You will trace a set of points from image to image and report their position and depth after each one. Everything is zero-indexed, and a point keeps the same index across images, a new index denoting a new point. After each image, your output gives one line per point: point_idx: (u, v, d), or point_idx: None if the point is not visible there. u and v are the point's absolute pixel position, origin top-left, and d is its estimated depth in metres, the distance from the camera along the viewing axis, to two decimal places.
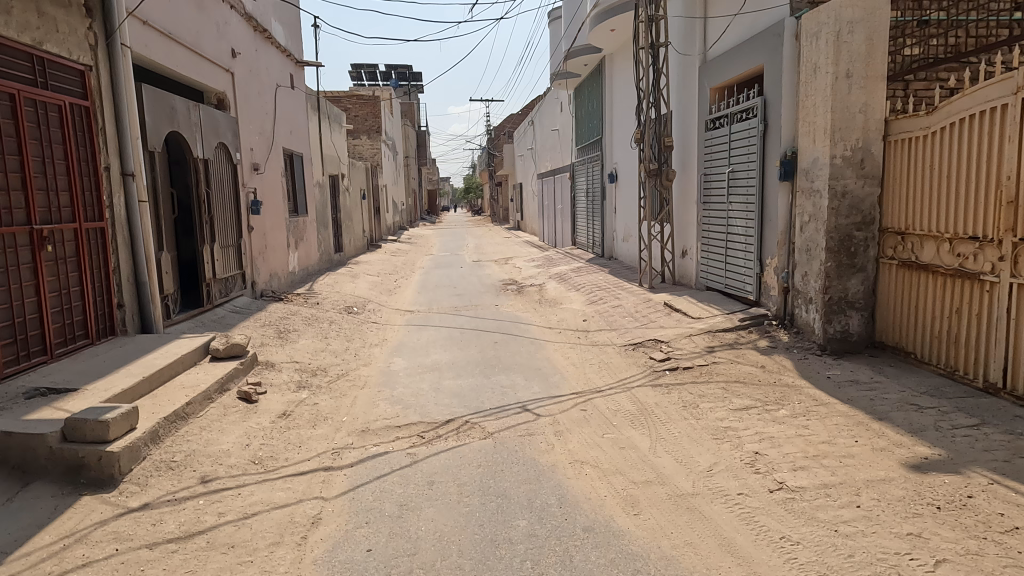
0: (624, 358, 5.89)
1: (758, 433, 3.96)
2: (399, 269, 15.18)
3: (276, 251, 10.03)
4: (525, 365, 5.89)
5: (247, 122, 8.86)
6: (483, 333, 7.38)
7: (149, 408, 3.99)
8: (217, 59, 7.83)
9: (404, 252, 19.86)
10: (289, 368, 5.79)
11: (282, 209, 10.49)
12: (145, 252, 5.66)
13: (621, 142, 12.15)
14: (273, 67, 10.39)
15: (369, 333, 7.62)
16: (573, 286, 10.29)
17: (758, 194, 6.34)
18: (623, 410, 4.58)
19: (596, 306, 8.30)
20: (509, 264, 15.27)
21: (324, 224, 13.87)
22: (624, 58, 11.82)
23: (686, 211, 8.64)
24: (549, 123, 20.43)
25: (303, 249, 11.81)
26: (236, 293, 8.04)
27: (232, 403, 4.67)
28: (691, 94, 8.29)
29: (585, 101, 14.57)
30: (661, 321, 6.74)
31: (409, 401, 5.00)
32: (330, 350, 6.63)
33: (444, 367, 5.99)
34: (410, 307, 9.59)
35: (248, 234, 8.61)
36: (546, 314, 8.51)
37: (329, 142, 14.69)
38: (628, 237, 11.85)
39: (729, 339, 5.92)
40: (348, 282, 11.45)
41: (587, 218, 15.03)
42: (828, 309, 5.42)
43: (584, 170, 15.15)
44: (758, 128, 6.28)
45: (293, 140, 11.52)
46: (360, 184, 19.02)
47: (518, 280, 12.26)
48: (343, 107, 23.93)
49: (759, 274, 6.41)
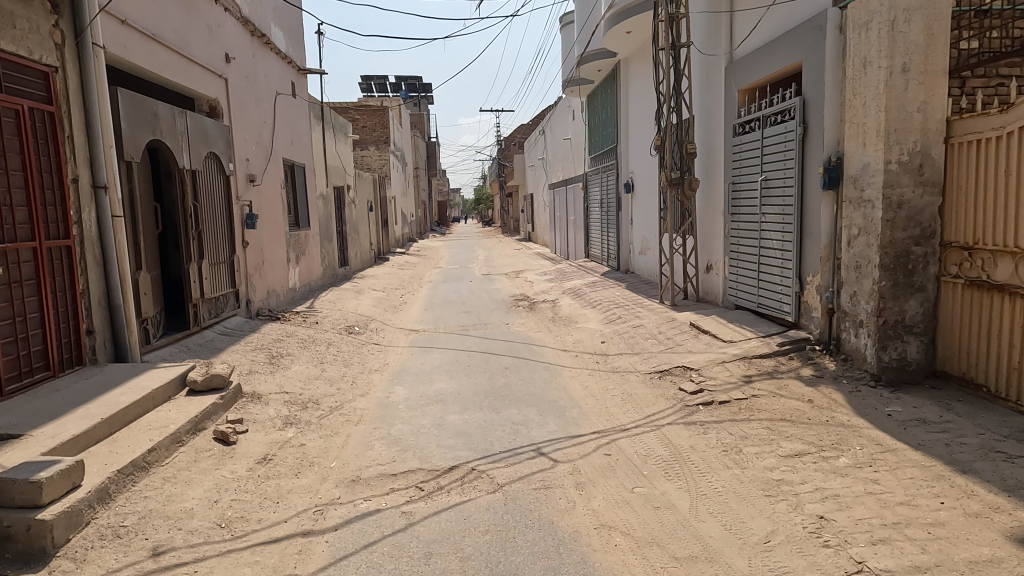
0: (649, 388, 5.26)
1: (819, 490, 3.32)
2: (406, 283, 14.63)
3: (274, 267, 9.51)
4: (539, 397, 5.28)
5: (243, 132, 8.38)
6: (493, 357, 6.78)
7: (102, 458, 3.43)
8: (208, 64, 7.37)
9: (412, 264, 19.34)
10: (277, 401, 5.22)
11: (281, 223, 9.97)
12: (118, 272, 5.13)
13: (637, 151, 11.57)
14: (272, 74, 9.93)
15: (369, 357, 7.04)
16: (589, 303, 9.68)
17: (797, 204, 5.71)
18: (654, 455, 3.95)
19: (615, 326, 7.67)
20: (520, 278, 14.68)
21: (328, 237, 13.36)
22: (641, 62, 11.25)
23: (711, 223, 8.03)
24: (560, 132, 19.85)
25: (305, 264, 11.29)
26: (227, 313, 7.49)
27: (205, 446, 4.09)
28: (716, 97, 7.68)
29: (599, 108, 14.01)
30: (688, 345, 6.11)
31: (407, 442, 4.40)
32: (325, 378, 6.06)
33: (449, 398, 5.40)
34: (416, 327, 9.00)
35: (242, 249, 8.09)
36: (560, 335, 7.90)
37: (334, 153, 14.23)
38: (646, 251, 11.24)
39: (768, 367, 5.27)
40: (351, 299, 10.91)
41: (601, 230, 14.44)
42: (882, 334, 4.77)
43: (598, 180, 14.54)
44: (796, 131, 5.66)
45: (294, 150, 11.05)
46: (367, 196, 18.56)
47: (530, 295, 11.66)
48: (351, 118, 23.54)
49: (799, 294, 5.77)
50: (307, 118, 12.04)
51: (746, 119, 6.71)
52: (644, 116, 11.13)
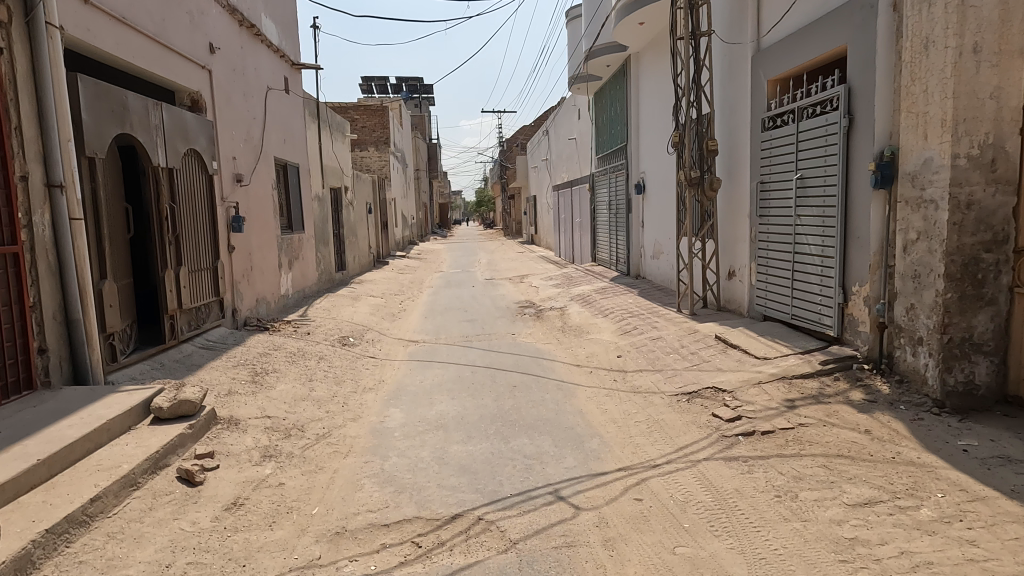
0: (677, 414, 4.65)
1: (907, 555, 2.69)
2: (405, 289, 14.03)
3: (265, 273, 8.92)
4: (552, 424, 4.67)
5: (229, 128, 7.80)
6: (499, 374, 6.17)
7: (31, 513, 2.82)
8: (189, 54, 6.80)
9: (412, 268, 18.74)
10: (257, 428, 4.62)
11: (272, 226, 9.37)
12: (77, 283, 4.53)
13: (650, 150, 10.99)
14: (263, 68, 9.36)
15: (364, 373, 6.43)
16: (600, 311, 9.07)
17: (840, 205, 5.10)
18: (694, 501, 3.33)
19: (631, 338, 7.06)
20: (525, 283, 14.08)
21: (324, 241, 12.78)
22: (653, 56, 10.69)
23: (734, 226, 7.44)
24: (566, 132, 19.29)
25: (298, 269, 10.69)
26: (210, 324, 6.89)
27: (165, 489, 3.47)
28: (740, 90, 7.08)
29: (607, 106, 13.45)
30: (717, 362, 5.48)
31: (403, 480, 3.79)
32: (312, 399, 5.44)
33: (451, 424, 4.78)
34: (415, 337, 8.40)
35: (228, 255, 7.49)
36: (572, 347, 7.29)
37: (331, 153, 13.65)
38: (659, 255, 10.64)
39: (811, 390, 4.66)
40: (346, 306, 10.29)
41: (610, 233, 13.86)
42: (947, 354, 4.15)
43: (606, 181, 13.94)
44: (840, 123, 5.06)
45: (288, 149, 10.48)
46: (365, 198, 17.98)
47: (536, 302, 11.06)
48: (350, 117, 22.98)
49: (842, 305, 5.15)
50: (301, 116, 11.46)
51: (777, 113, 6.12)
52: (659, 113, 10.55)
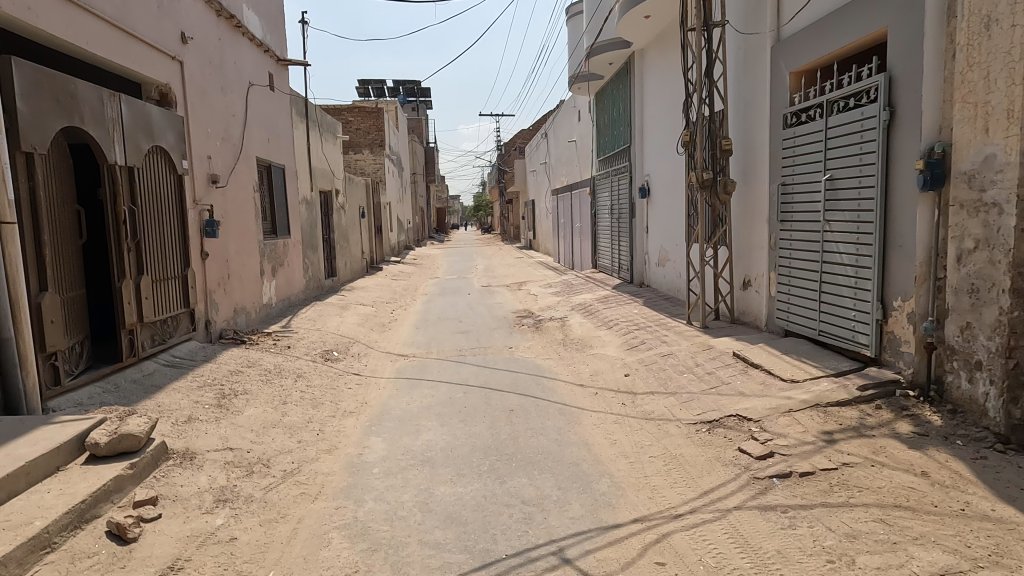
0: (698, 448, 4.06)
1: None
2: (398, 296, 13.44)
3: (245, 281, 8.33)
4: (555, 459, 4.08)
5: (203, 126, 7.21)
6: (495, 396, 5.57)
7: None
8: (155, 43, 6.21)
9: (406, 275, 18.17)
10: (215, 463, 4.02)
11: (253, 231, 8.78)
12: (6, 298, 3.90)
13: (657, 151, 10.41)
14: (245, 62, 8.79)
15: (346, 393, 5.84)
16: (603, 322, 8.48)
17: (879, 209, 4.52)
18: (729, 568, 2.73)
19: (639, 354, 6.47)
20: (522, 291, 13.51)
21: (313, 246, 12.19)
22: (660, 52, 10.15)
23: (750, 232, 6.87)
24: (565, 134, 18.72)
25: (283, 277, 10.10)
26: (178, 339, 6.28)
27: (89, 548, 2.87)
28: (757, 84, 6.51)
29: (609, 107, 12.93)
30: (738, 385, 4.89)
31: (378, 534, 3.19)
32: (284, 426, 4.83)
33: (438, 459, 4.17)
34: (404, 350, 7.81)
35: (200, 262, 6.89)
36: (574, 363, 6.71)
37: (321, 154, 13.08)
38: (665, 262, 10.05)
39: (851, 420, 4.06)
40: (333, 316, 9.68)
41: (611, 238, 13.30)
42: (1013, 382, 3.55)
43: (608, 184, 13.37)
44: (878, 117, 4.49)
45: (272, 149, 9.89)
46: (358, 201, 17.40)
47: (535, 311, 10.47)
48: (343, 120, 22.45)
49: (880, 322, 4.57)
50: (288, 115, 10.89)
51: (801, 107, 5.55)
52: (666, 112, 9.98)
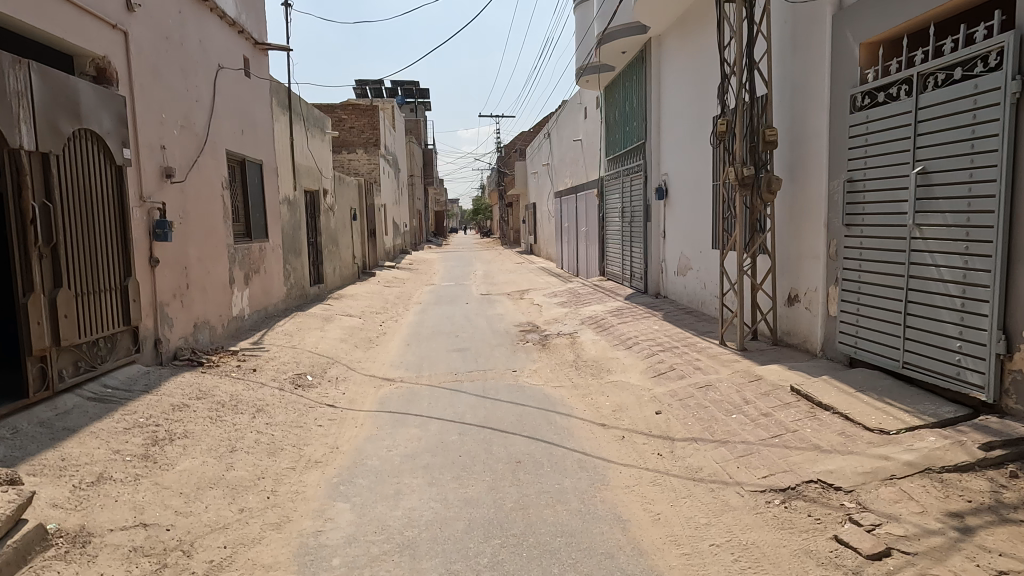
0: (776, 533, 2.96)
1: None
2: (390, 306, 12.35)
3: (210, 291, 7.27)
4: (580, 546, 2.98)
5: (155, 110, 6.15)
6: (498, 440, 4.48)
7: None
8: (89, 6, 5.13)
9: (401, 281, 17.09)
10: (114, 552, 2.92)
11: (221, 233, 7.71)
12: None
13: (677, 148, 9.35)
14: (214, 42, 7.74)
15: (314, 434, 4.75)
16: (620, 340, 7.41)
17: (1003, 211, 3.46)
18: None
19: (670, 384, 5.39)
20: (525, 300, 12.43)
21: (296, 251, 11.12)
22: (681, 37, 9.09)
23: (798, 239, 5.83)
24: (570, 133, 17.64)
25: (258, 285, 9.02)
26: (112, 364, 5.18)
27: None
28: (812, 62, 5.45)
29: (620, 101, 11.88)
30: (809, 436, 3.81)
31: None
32: (225, 485, 3.74)
33: (421, 542, 3.09)
34: (390, 374, 6.72)
35: (145, 270, 5.80)
36: (591, 393, 5.62)
37: (307, 151, 12.02)
38: (686, 271, 8.99)
39: (983, 496, 2.96)
40: (313, 330, 8.58)
41: (622, 244, 12.24)
42: None
43: (619, 185, 12.32)
44: (1003, 91, 3.43)
45: (247, 142, 8.81)
46: (350, 202, 16.35)
47: (540, 325, 9.39)
48: (337, 117, 21.43)
49: (1002, 359, 3.50)
50: (267, 106, 9.82)
51: (877, 85, 4.50)
52: (688, 103, 8.92)
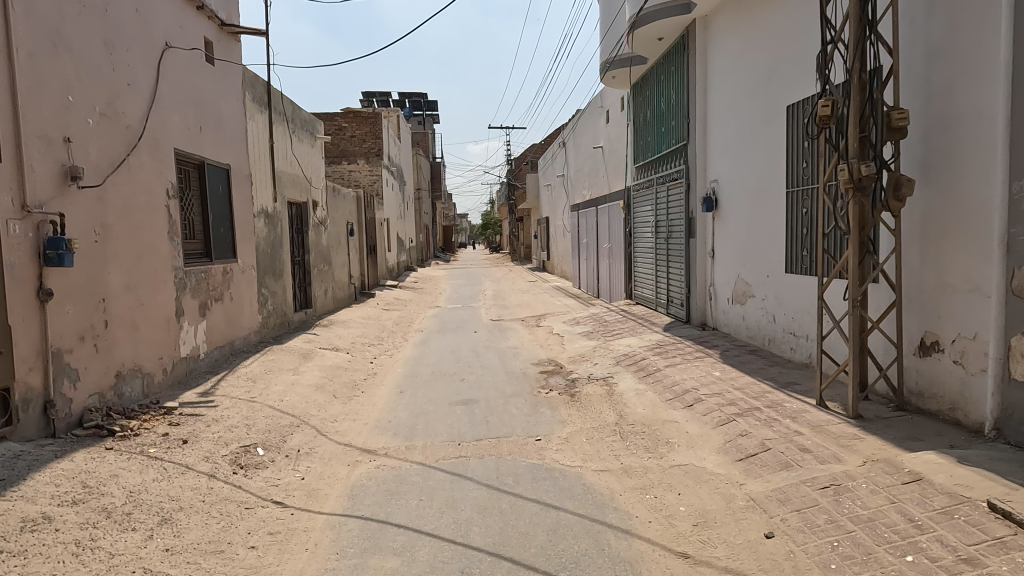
0: None
1: None
2: (386, 335, 10.68)
3: (143, 328, 5.64)
4: None
5: (55, 90, 4.58)
6: None
7: None
8: None
9: (402, 303, 15.47)
10: None
11: (164, 254, 6.10)
12: None
13: (730, 149, 7.68)
14: (158, 14, 6.17)
15: (235, 570, 3.06)
16: (674, 393, 5.70)
17: None
18: None
19: (773, 480, 3.66)
20: (542, 329, 10.74)
21: (276, 272, 9.51)
22: (735, 14, 7.47)
23: (939, 264, 4.16)
24: (590, 139, 15.99)
25: (220, 314, 7.41)
26: None
27: None
28: (973, 13, 3.81)
29: (654, 98, 10.26)
30: None
31: None
32: None
33: None
34: (369, 443, 5.02)
35: (25, 307, 4.15)
36: (653, 485, 3.90)
37: (291, 156, 10.46)
38: (746, 298, 7.31)
39: None
40: (284, 374, 6.90)
41: (655, 264, 10.56)
42: None
43: (650, 195, 10.68)
44: None
45: (207, 141, 7.23)
46: (346, 216, 14.78)
47: (564, 365, 7.70)
48: (336, 126, 20.07)
49: None
50: (238, 100, 8.26)
51: None
52: (743, 93, 7.26)
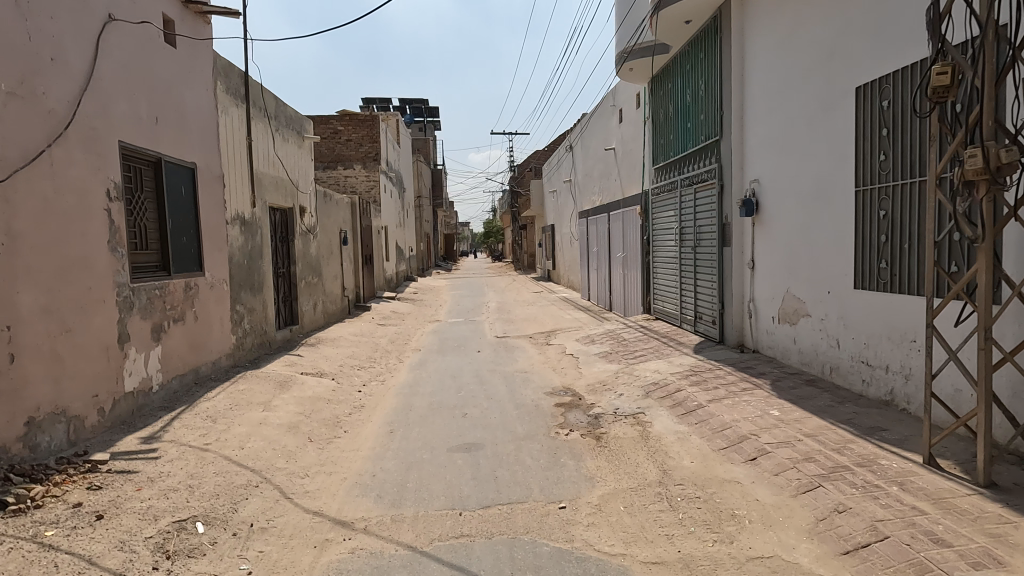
0: None
1: None
2: (379, 356, 9.59)
3: (70, 360, 4.55)
4: None
5: None
6: None
7: None
8: None
9: (400, 316, 14.39)
10: None
11: (103, 266, 5.04)
12: None
13: (775, 144, 6.59)
14: None
15: None
16: (727, 439, 4.58)
17: None
18: None
19: None
20: (553, 348, 9.64)
21: (254, 285, 8.45)
22: None
23: None
24: (600, 141, 14.96)
25: (181, 336, 6.33)
26: None
27: None
28: None
29: (678, 91, 9.20)
30: None
31: None
32: None
33: None
34: (345, 510, 3.93)
35: None
36: None
37: (274, 157, 9.41)
38: (797, 318, 6.21)
39: None
40: (253, 409, 5.82)
41: (679, 276, 9.47)
42: None
43: (673, 199, 9.62)
44: None
45: (166, 134, 6.19)
46: (340, 224, 13.72)
47: (583, 395, 6.59)
48: (332, 130, 19.09)
49: None
50: (208, 89, 7.21)
51: None
52: (794, 77, 6.18)
